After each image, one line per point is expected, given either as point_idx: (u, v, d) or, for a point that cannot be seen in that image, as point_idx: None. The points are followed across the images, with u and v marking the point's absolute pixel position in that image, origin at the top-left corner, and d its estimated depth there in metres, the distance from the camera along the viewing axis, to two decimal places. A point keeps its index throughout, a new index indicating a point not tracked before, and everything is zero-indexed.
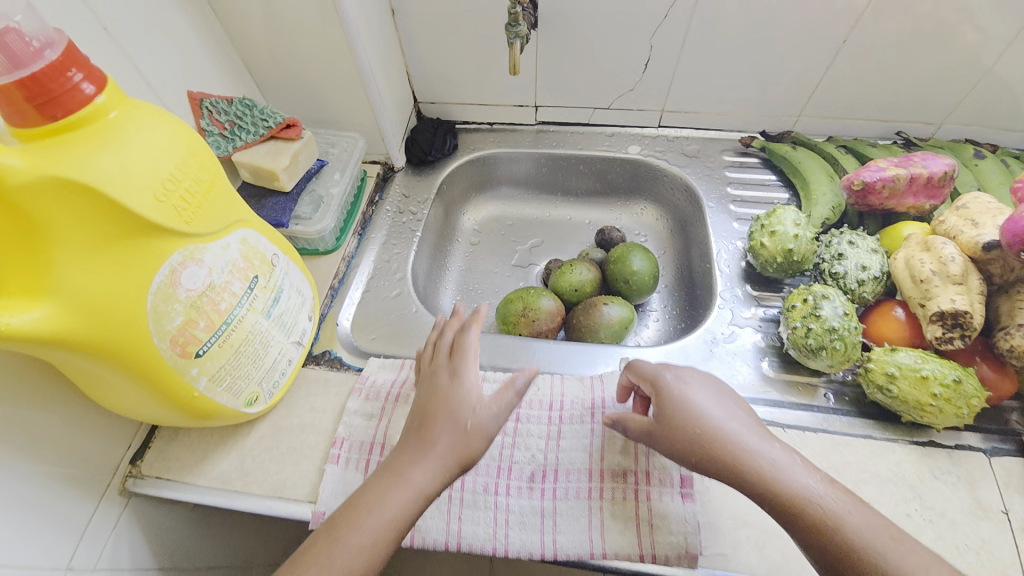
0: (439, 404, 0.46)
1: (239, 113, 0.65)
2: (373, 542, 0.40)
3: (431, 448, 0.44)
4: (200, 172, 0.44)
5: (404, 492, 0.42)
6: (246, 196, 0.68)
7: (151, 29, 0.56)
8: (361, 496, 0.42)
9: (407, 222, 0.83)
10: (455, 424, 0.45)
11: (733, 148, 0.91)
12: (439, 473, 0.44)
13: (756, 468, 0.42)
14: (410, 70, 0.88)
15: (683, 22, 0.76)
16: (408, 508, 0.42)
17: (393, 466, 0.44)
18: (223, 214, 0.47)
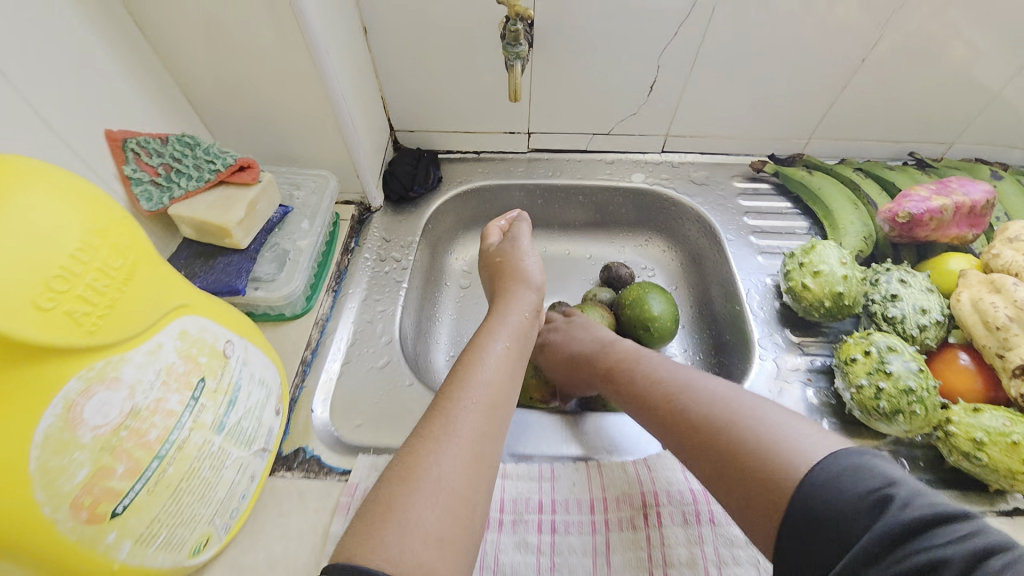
0: (518, 290, 0.62)
1: (177, 156, 0.53)
2: (486, 405, 0.45)
3: (515, 326, 0.55)
4: (110, 257, 0.31)
5: (496, 368, 0.49)
6: (186, 258, 0.53)
7: (50, 53, 0.42)
8: (458, 374, 0.47)
9: (390, 272, 0.71)
10: (530, 285, 0.62)
11: (742, 173, 0.84)
12: (513, 352, 0.52)
13: (670, 381, 0.51)
14: (385, 95, 0.77)
15: (693, 40, 0.69)
16: (505, 384, 0.48)
17: (478, 353, 0.50)
18: (149, 308, 0.34)
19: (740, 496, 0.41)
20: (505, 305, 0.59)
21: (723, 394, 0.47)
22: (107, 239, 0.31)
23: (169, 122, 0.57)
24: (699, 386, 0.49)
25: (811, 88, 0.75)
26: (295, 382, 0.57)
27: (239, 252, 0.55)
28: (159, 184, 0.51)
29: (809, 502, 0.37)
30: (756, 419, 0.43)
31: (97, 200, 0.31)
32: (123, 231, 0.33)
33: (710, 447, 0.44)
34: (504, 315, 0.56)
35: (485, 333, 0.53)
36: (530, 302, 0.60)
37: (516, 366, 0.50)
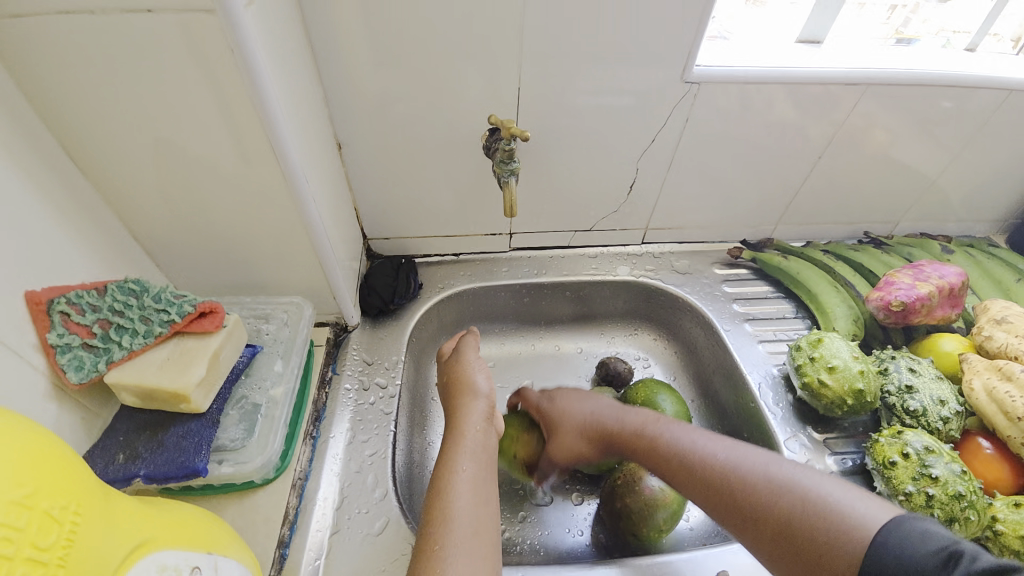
0: (466, 401, 0.55)
1: (118, 308, 0.43)
2: (469, 548, 0.42)
3: (476, 443, 0.51)
4: (43, 531, 0.22)
5: (469, 500, 0.46)
6: (126, 432, 0.43)
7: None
8: (431, 516, 0.44)
9: (376, 403, 0.61)
10: (476, 392, 0.56)
11: (721, 259, 0.86)
12: (480, 484, 0.47)
13: (698, 451, 0.49)
14: (359, 206, 0.73)
15: (668, 145, 0.72)
16: (483, 516, 0.45)
17: (444, 486, 0.46)
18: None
19: (804, 573, 0.40)
20: (457, 414, 0.54)
21: (758, 464, 0.46)
22: (39, 505, 0.22)
23: (110, 264, 0.48)
24: (731, 456, 0.47)
25: (775, 181, 0.80)
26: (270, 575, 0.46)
27: (197, 417, 0.44)
28: (92, 346, 0.41)
29: (876, 563, 0.36)
30: (798, 490, 0.42)
31: (29, 448, 0.23)
32: (60, 482, 0.24)
33: (765, 526, 0.42)
34: (461, 431, 0.52)
35: (444, 460, 0.49)
36: (484, 408, 0.54)
37: (483, 494, 0.47)
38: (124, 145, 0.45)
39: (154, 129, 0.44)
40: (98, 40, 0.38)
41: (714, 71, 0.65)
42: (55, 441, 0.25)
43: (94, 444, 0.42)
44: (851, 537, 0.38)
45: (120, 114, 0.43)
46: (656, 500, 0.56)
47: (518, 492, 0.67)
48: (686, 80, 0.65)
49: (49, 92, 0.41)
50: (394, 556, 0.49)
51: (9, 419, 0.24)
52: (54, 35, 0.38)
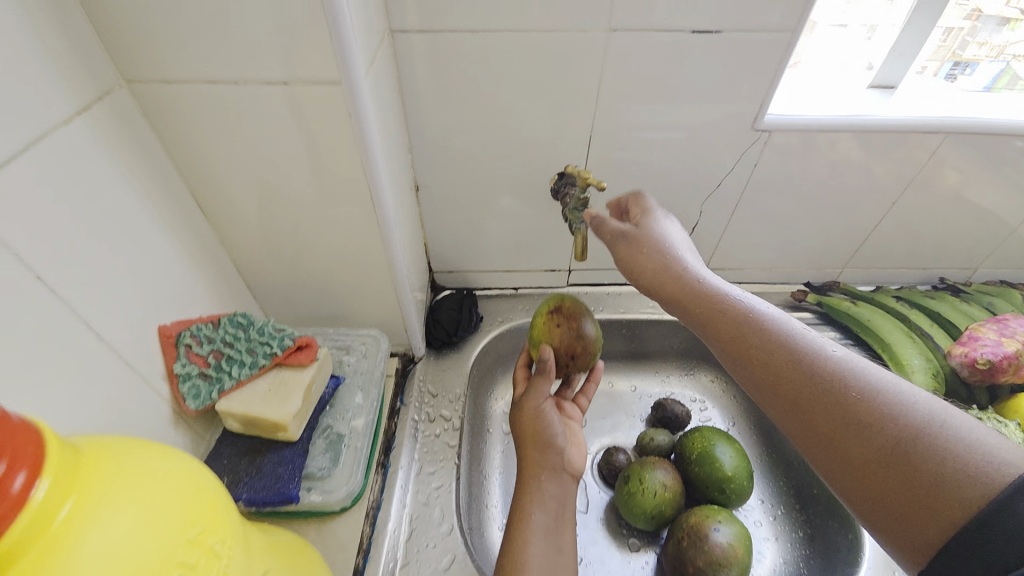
0: (540, 452, 0.55)
1: (229, 339, 0.48)
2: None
3: (551, 494, 0.53)
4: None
5: (543, 549, 0.49)
6: (229, 456, 0.46)
7: (109, 255, 0.38)
8: (508, 563, 0.48)
9: (441, 436, 0.64)
10: (549, 445, 0.56)
11: (785, 302, 0.85)
12: (558, 547, 0.50)
13: (795, 346, 0.42)
14: (428, 240, 0.77)
15: (734, 187, 0.73)
16: (556, 565, 0.49)
17: (520, 538, 0.50)
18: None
19: (886, 500, 0.35)
20: (533, 462, 0.55)
21: (875, 381, 0.38)
22: (176, 555, 0.25)
23: (218, 297, 0.52)
24: (838, 361, 0.40)
25: (844, 226, 0.79)
26: None
27: (290, 444, 0.48)
28: (207, 375, 0.45)
29: (991, 516, 0.29)
30: (917, 414, 0.35)
31: (200, 500, 0.27)
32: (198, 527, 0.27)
33: (853, 446, 0.37)
34: (535, 479, 0.53)
35: (520, 506, 0.52)
36: (559, 458, 0.55)
37: (558, 546, 0.50)
38: (240, 189, 0.50)
39: (269, 176, 0.49)
40: (233, 103, 0.43)
41: (787, 119, 0.66)
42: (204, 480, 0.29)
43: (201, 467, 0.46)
44: (971, 480, 0.31)
45: (240, 163, 0.47)
46: (727, 557, 0.55)
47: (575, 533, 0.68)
48: (757, 129, 0.66)
49: (183, 147, 0.46)
50: None
51: (172, 465, 0.28)
52: (197, 99, 0.43)
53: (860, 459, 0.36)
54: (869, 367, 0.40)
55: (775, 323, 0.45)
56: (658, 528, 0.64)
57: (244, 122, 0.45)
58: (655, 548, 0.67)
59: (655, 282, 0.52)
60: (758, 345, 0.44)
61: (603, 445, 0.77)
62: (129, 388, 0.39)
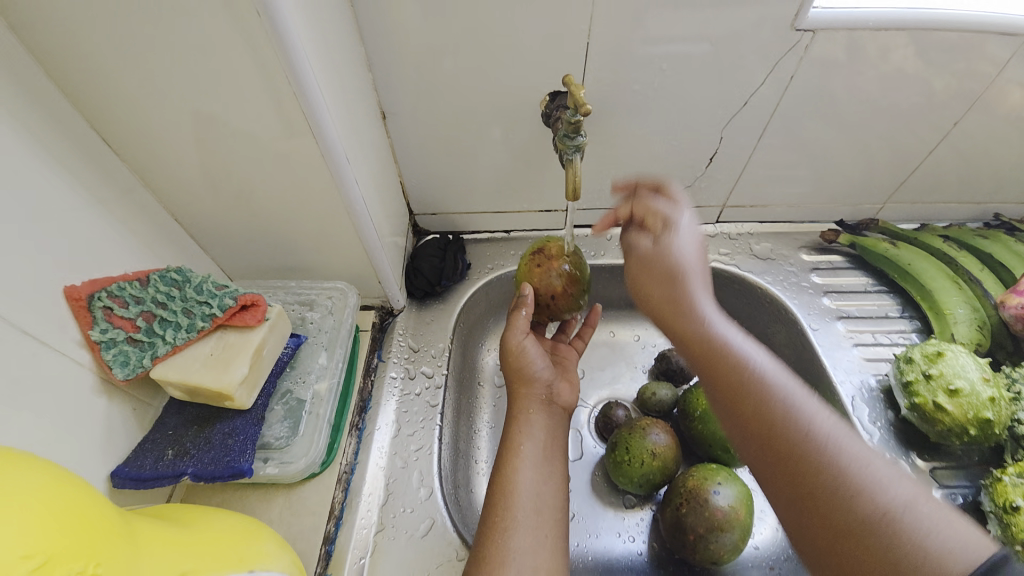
0: (526, 383, 0.53)
1: (161, 300, 0.42)
2: (531, 523, 0.43)
3: (540, 425, 0.50)
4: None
5: (533, 476, 0.46)
6: (175, 426, 0.42)
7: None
8: (493, 497, 0.46)
9: (421, 394, 0.59)
10: (532, 377, 0.53)
11: (812, 244, 0.76)
12: (549, 475, 0.47)
13: (790, 408, 0.38)
14: (404, 180, 0.68)
15: (764, 111, 0.61)
16: (545, 493, 0.46)
17: (507, 466, 0.47)
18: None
19: (823, 556, 0.33)
20: (519, 395, 0.53)
21: (852, 447, 0.35)
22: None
23: (154, 253, 0.46)
24: (830, 437, 0.35)
25: (889, 155, 0.67)
26: (316, 571, 0.45)
27: (242, 413, 0.43)
28: (137, 341, 0.40)
29: None
30: (893, 498, 0.32)
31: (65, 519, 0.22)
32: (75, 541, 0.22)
33: (817, 509, 0.33)
34: (521, 412, 0.51)
35: (508, 438, 0.50)
36: (544, 390, 0.53)
37: (548, 473, 0.47)
38: (161, 124, 0.41)
39: (190, 106, 0.40)
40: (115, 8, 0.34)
41: (835, 14, 0.52)
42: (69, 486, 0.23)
43: (146, 437, 0.42)
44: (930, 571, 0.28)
45: (144, 88, 0.39)
46: (727, 521, 0.52)
47: None
48: (798, 30, 0.53)
49: (70, 71, 0.37)
50: (441, 559, 0.48)
51: (27, 477, 0.22)
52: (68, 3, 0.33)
53: (811, 508, 0.34)
54: (861, 444, 0.35)
55: (781, 388, 0.39)
56: (653, 490, 0.60)
57: (136, 35, 0.35)
58: (650, 506, 0.63)
59: (653, 288, 0.47)
60: (758, 393, 0.39)
61: (601, 398, 0.73)
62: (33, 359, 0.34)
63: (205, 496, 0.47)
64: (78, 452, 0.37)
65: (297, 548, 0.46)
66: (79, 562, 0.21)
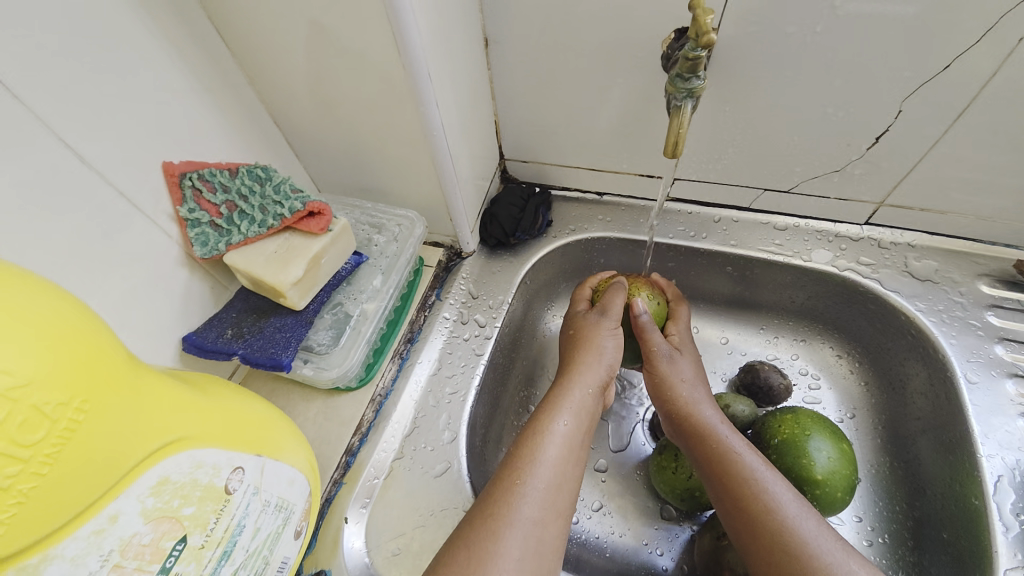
0: (587, 359, 0.49)
1: (244, 193, 0.45)
2: (545, 498, 0.39)
3: (577, 403, 0.45)
4: (29, 426, 0.21)
5: (561, 453, 0.42)
6: (239, 311, 0.46)
7: (87, 80, 0.35)
8: (516, 458, 0.41)
9: (469, 341, 0.57)
10: (594, 351, 0.49)
11: (1000, 274, 0.58)
12: (575, 453, 0.43)
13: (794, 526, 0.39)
14: (499, 120, 0.63)
15: (970, 80, 0.45)
16: (569, 475, 0.41)
17: (536, 435, 0.43)
18: (98, 476, 0.24)
19: None
20: (573, 369, 0.48)
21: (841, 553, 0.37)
22: (29, 398, 0.22)
23: (246, 148, 0.49)
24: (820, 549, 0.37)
25: None
26: (333, 477, 0.48)
27: (294, 313, 0.45)
28: (218, 226, 0.43)
29: None
30: None
31: (68, 355, 0.23)
32: (68, 376, 0.23)
33: None
34: (567, 385, 0.47)
35: (545, 407, 0.45)
36: (603, 375, 0.48)
37: (575, 458, 0.43)
38: (261, 22, 0.42)
39: (283, 7, 0.40)
40: None
41: None
42: (87, 324, 0.25)
43: (216, 314, 0.46)
44: None
45: None
46: None
47: (598, 479, 0.60)
48: None
49: None
50: (446, 504, 0.47)
51: (36, 299, 0.23)
52: None
53: None
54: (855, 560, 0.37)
55: (780, 501, 0.40)
56: (696, 509, 0.53)
57: None
58: (689, 526, 0.56)
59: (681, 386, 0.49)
60: (762, 499, 0.41)
61: None
62: (126, 223, 0.39)
63: (260, 380, 0.52)
64: (155, 311, 0.42)
65: (320, 451, 0.49)
66: (63, 395, 0.23)
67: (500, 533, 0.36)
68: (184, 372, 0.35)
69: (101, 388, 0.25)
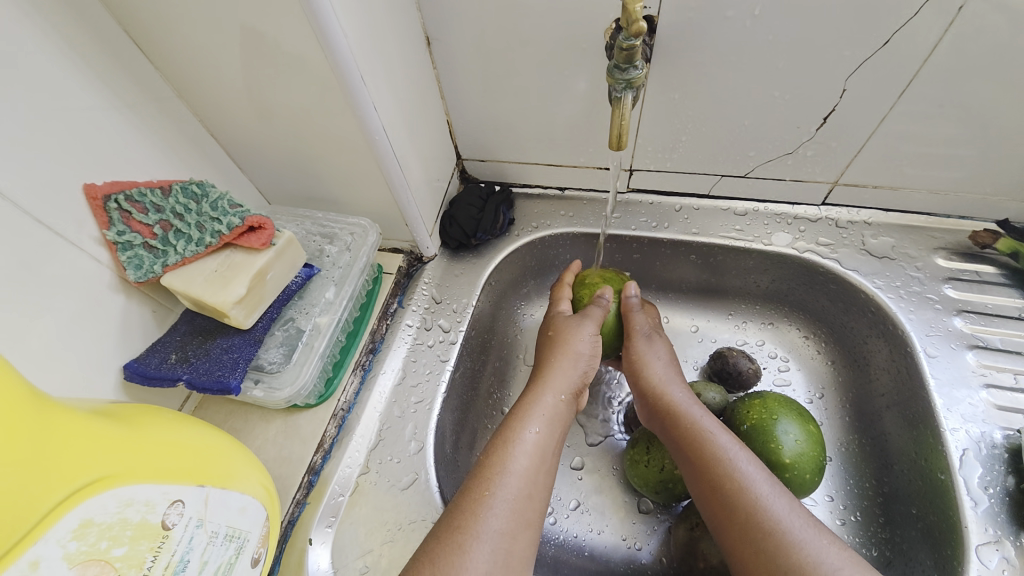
0: (557, 361, 0.48)
1: (179, 211, 0.43)
2: (514, 509, 0.38)
3: (546, 409, 0.44)
4: None
5: (531, 461, 0.41)
6: (183, 334, 0.45)
7: None
8: (484, 467, 0.40)
9: (433, 347, 0.56)
10: (568, 351, 0.49)
11: (955, 246, 0.58)
12: (545, 463, 0.42)
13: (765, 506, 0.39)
14: (452, 120, 0.62)
15: (909, 57, 0.45)
16: (539, 482, 0.41)
17: (505, 445, 0.41)
18: (6, 524, 0.23)
19: None
20: (545, 373, 0.48)
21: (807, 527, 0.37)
22: None
23: (182, 162, 0.47)
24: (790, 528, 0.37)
25: None
26: (296, 498, 0.46)
27: (241, 333, 0.44)
28: (153, 247, 0.41)
29: None
30: None
31: None
32: None
33: None
34: (537, 391, 0.46)
35: (516, 414, 0.44)
36: (576, 381, 0.48)
37: (545, 465, 0.42)
38: (184, 31, 0.40)
39: (204, 13, 0.38)
40: None
41: None
42: None
43: (159, 339, 0.45)
44: None
45: None
46: None
47: (573, 477, 0.59)
48: None
49: None
50: (414, 517, 0.46)
51: None
52: None
53: None
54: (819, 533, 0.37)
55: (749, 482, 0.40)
56: (671, 501, 0.53)
57: None
58: (666, 518, 0.56)
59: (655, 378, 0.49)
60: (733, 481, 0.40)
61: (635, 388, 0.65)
62: (51, 251, 0.37)
63: (214, 403, 0.50)
64: (91, 340, 0.40)
65: (280, 472, 0.47)
66: None
67: (467, 546, 0.35)
68: (117, 408, 0.34)
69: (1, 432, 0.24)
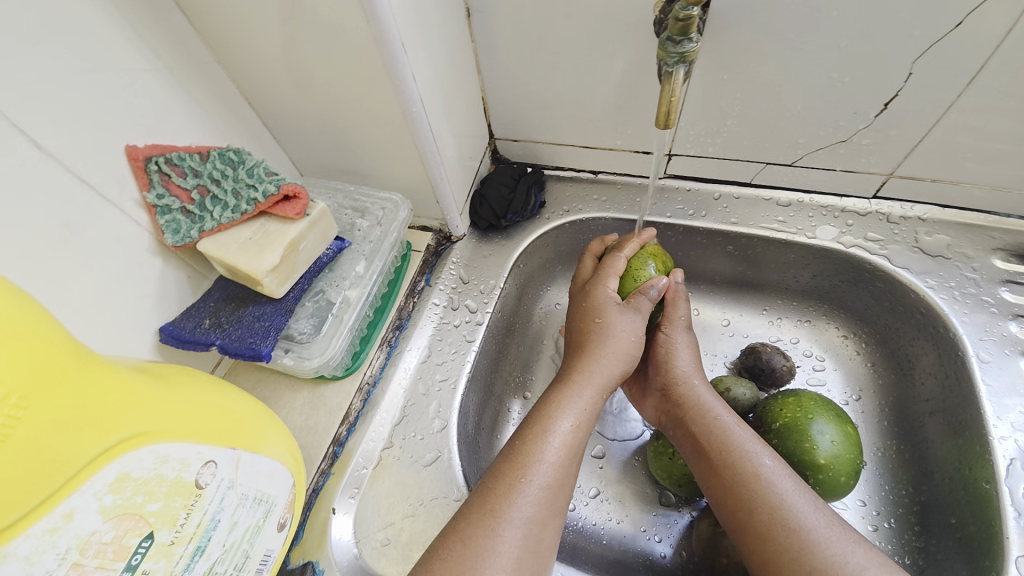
0: (599, 353, 0.46)
1: (216, 177, 0.43)
2: (545, 498, 0.37)
3: (583, 400, 0.43)
4: None
5: (565, 453, 0.40)
6: (217, 300, 0.45)
7: (42, 63, 0.33)
8: (518, 453, 0.39)
9: (459, 327, 0.56)
10: (609, 332, 0.46)
11: (1016, 248, 0.54)
12: (577, 453, 0.41)
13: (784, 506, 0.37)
14: (487, 96, 0.61)
15: (988, 40, 0.42)
16: (571, 472, 0.40)
17: (536, 436, 0.40)
18: (44, 475, 0.23)
19: None
20: (585, 360, 0.45)
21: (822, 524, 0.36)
22: None
23: (217, 127, 0.47)
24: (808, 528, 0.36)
25: None
26: (321, 467, 0.47)
27: (273, 302, 0.44)
28: (190, 212, 0.42)
29: None
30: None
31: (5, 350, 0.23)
32: (10, 373, 0.23)
33: None
34: (579, 382, 0.44)
35: (552, 402, 0.43)
36: (616, 373, 0.45)
37: (575, 455, 0.40)
38: None
39: None
40: None
41: None
42: (29, 317, 0.25)
43: (194, 303, 0.45)
44: None
45: None
46: None
47: (595, 465, 0.59)
48: None
49: None
50: (436, 493, 0.46)
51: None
52: None
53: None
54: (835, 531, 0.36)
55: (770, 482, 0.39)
56: (694, 495, 0.52)
57: None
58: (688, 511, 0.55)
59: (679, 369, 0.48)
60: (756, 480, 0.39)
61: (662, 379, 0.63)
62: (94, 212, 0.37)
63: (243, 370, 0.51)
64: (129, 301, 0.40)
65: (306, 441, 0.48)
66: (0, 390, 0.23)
67: (498, 530, 0.34)
68: (155, 365, 0.34)
69: (50, 381, 0.25)
